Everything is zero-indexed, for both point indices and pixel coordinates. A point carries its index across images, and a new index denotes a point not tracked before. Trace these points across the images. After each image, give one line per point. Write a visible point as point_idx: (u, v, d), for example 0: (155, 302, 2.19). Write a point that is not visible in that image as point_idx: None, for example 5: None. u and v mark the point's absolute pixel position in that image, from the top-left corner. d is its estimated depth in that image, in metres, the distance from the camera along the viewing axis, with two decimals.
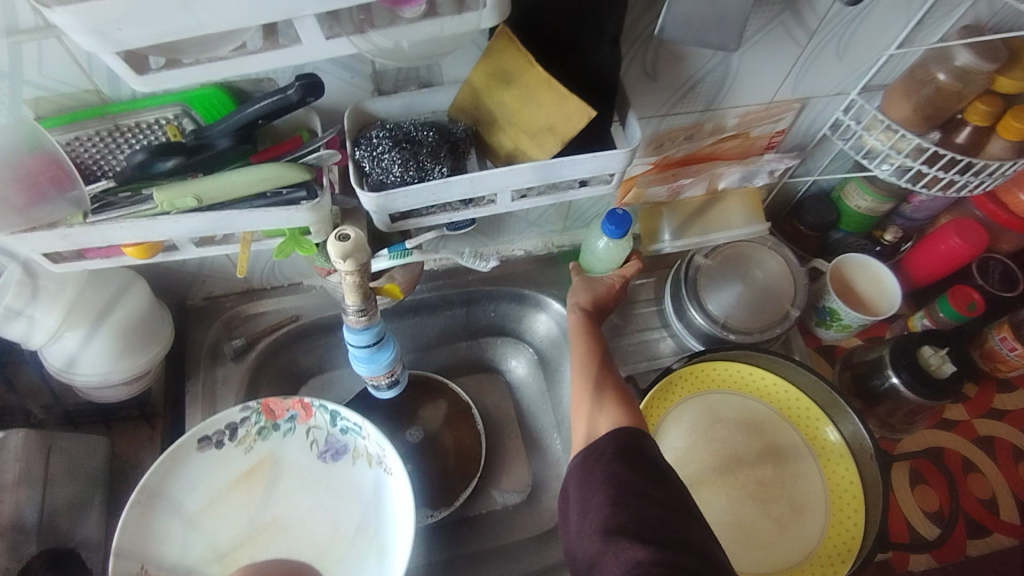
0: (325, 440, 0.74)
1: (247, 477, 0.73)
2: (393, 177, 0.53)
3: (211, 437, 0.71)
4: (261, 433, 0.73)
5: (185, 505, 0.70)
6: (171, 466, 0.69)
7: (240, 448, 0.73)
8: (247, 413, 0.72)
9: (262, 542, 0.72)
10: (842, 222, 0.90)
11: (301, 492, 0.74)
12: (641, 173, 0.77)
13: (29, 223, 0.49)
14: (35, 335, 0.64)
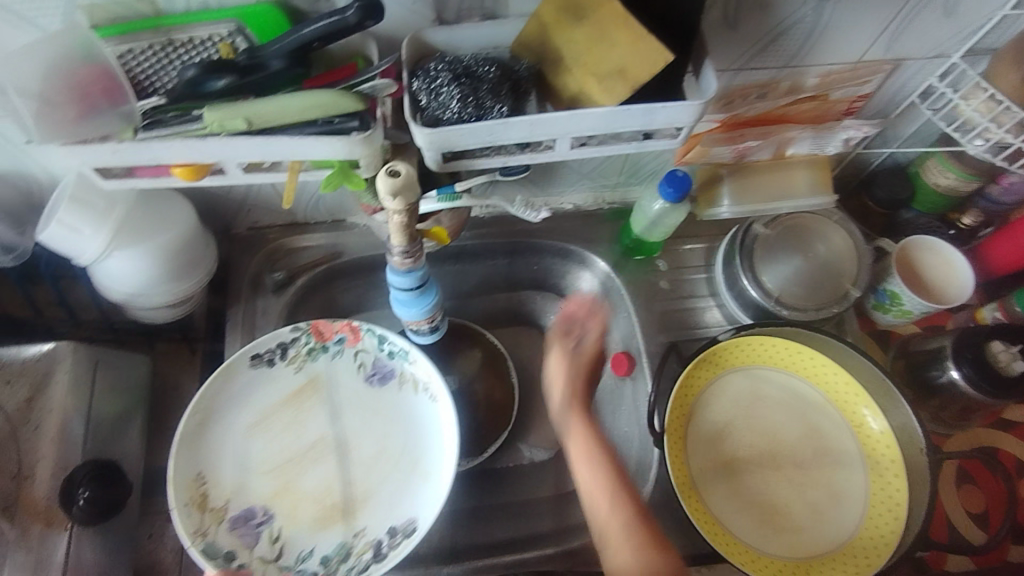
0: (372, 365, 0.75)
1: (295, 398, 0.74)
2: (450, 112, 0.51)
3: (263, 355, 0.73)
4: (310, 354, 0.75)
5: (239, 417, 0.72)
6: (225, 381, 0.71)
7: (291, 367, 0.74)
8: (297, 333, 0.74)
9: (309, 461, 0.72)
10: (916, 200, 0.84)
11: (348, 412, 0.74)
12: (707, 131, 0.72)
13: (79, 136, 0.48)
14: (84, 252, 0.64)
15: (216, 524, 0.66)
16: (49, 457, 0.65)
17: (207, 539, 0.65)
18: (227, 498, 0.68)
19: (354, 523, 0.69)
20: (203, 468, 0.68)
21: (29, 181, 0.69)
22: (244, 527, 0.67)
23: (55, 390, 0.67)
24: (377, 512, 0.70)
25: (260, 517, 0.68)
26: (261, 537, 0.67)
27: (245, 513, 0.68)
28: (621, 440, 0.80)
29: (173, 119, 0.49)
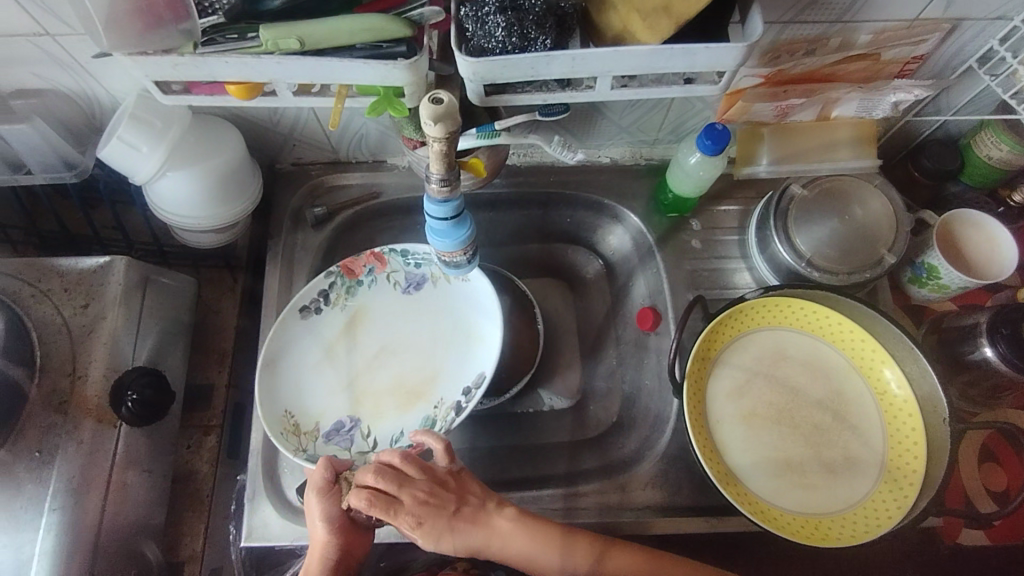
0: (405, 280, 0.82)
1: (348, 329, 0.81)
2: (495, 42, 0.52)
3: (309, 305, 0.79)
4: (349, 292, 0.80)
5: (301, 357, 0.78)
6: (283, 335, 0.77)
7: (336, 309, 0.80)
8: (331, 278, 0.79)
9: (377, 362, 0.80)
10: (965, 173, 0.82)
11: (395, 318, 0.82)
12: (751, 86, 0.71)
13: (144, 48, 0.51)
14: (139, 171, 0.67)
15: (313, 441, 0.74)
16: (102, 361, 0.70)
17: (309, 453, 0.72)
18: (318, 420, 0.76)
19: (432, 398, 0.78)
20: (289, 407, 0.75)
21: (91, 102, 0.72)
22: (339, 436, 0.75)
23: (107, 301, 0.72)
24: (447, 385, 0.78)
25: (350, 424, 0.76)
26: (356, 437, 0.75)
27: (337, 424, 0.76)
28: (641, 391, 0.82)
29: (229, 38, 0.52)
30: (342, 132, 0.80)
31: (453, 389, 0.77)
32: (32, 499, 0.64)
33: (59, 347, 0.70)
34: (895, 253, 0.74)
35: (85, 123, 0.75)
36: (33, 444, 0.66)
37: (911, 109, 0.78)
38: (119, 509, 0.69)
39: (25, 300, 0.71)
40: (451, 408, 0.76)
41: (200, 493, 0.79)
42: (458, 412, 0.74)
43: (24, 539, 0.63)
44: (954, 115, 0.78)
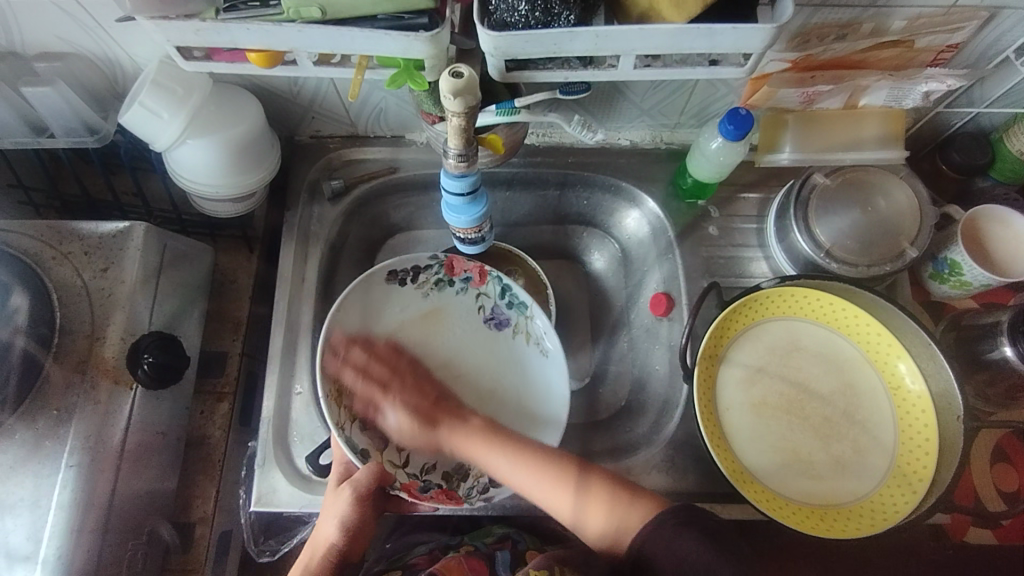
0: (490, 310, 0.82)
1: (423, 319, 0.82)
2: (518, 16, 0.51)
3: (398, 273, 0.80)
4: (438, 284, 0.82)
5: (377, 327, 0.79)
6: (367, 285, 0.79)
7: (419, 291, 0.82)
8: (432, 261, 0.81)
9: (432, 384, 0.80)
10: (994, 168, 0.80)
11: (470, 347, 0.82)
12: (777, 71, 0.69)
13: (166, 12, 0.51)
14: (160, 137, 0.68)
15: (351, 421, 0.72)
16: (120, 324, 0.71)
17: (346, 433, 0.71)
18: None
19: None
20: (341, 365, 0.74)
21: (113, 67, 0.73)
22: (372, 430, 0.74)
23: (127, 266, 0.73)
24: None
25: None
26: (389, 443, 0.74)
27: (375, 418, 0.75)
28: (651, 376, 0.81)
29: (251, 6, 0.51)
30: (360, 104, 0.79)
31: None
32: (50, 455, 0.66)
33: (79, 308, 0.71)
34: (918, 247, 0.73)
35: (108, 88, 0.75)
36: (51, 402, 0.67)
37: (942, 99, 0.76)
38: (134, 469, 0.71)
39: (46, 261, 0.72)
40: (486, 472, 0.74)
41: (211, 458, 0.80)
42: (493, 484, 0.73)
43: (43, 494, 0.65)
44: (986, 108, 0.76)
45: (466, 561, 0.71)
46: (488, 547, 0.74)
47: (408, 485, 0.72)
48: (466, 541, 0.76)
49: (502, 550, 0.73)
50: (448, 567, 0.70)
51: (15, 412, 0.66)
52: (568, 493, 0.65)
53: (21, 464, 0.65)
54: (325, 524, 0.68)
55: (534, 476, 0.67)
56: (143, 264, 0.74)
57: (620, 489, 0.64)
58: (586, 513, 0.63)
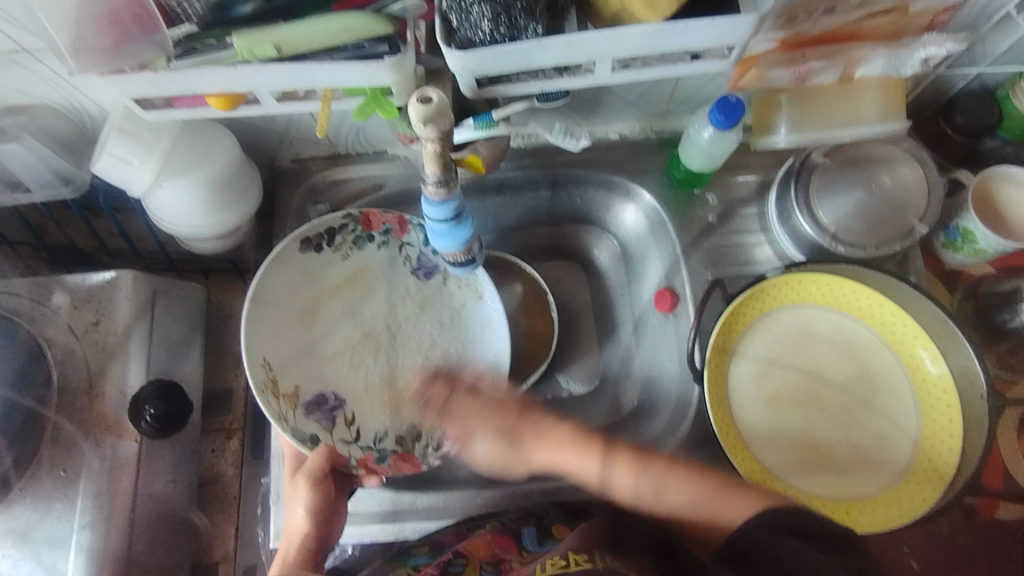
0: (417, 260, 0.81)
1: (348, 283, 0.80)
2: (483, 34, 0.48)
3: (312, 239, 0.77)
4: (356, 243, 0.79)
5: (298, 303, 0.77)
6: (281, 263, 0.75)
7: (339, 255, 0.79)
8: (347, 220, 0.77)
9: (368, 348, 0.79)
10: (1002, 127, 0.77)
11: (398, 301, 0.81)
12: (765, 52, 0.66)
13: (116, 67, 0.49)
14: (135, 184, 0.66)
15: (293, 409, 0.73)
16: (117, 376, 0.71)
17: (291, 424, 0.71)
18: (296, 385, 0.75)
19: (418, 409, 0.77)
20: (267, 355, 0.73)
21: (80, 114, 0.70)
22: (318, 412, 0.75)
23: (118, 313, 0.72)
24: None
25: (334, 402, 0.76)
26: (337, 419, 0.75)
27: (318, 398, 0.75)
28: (662, 375, 0.79)
29: (210, 46, 0.49)
30: (337, 126, 0.76)
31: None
32: (63, 515, 0.66)
33: (74, 363, 0.70)
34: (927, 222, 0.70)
35: (78, 135, 0.73)
36: (58, 463, 0.67)
37: (941, 63, 0.72)
38: (148, 517, 0.71)
39: (36, 319, 0.71)
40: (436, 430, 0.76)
41: (226, 495, 0.79)
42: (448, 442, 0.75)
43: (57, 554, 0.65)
44: (991, 66, 0.72)
45: (493, 536, 0.67)
46: (514, 522, 0.69)
47: (364, 461, 0.72)
48: (494, 512, 0.71)
49: (527, 524, 0.68)
50: (475, 545, 0.67)
51: (22, 476, 0.66)
52: (597, 460, 0.60)
53: (34, 526, 0.65)
54: (295, 516, 0.64)
55: (572, 450, 0.60)
56: (134, 311, 0.73)
57: (651, 461, 0.59)
58: (617, 478, 0.59)
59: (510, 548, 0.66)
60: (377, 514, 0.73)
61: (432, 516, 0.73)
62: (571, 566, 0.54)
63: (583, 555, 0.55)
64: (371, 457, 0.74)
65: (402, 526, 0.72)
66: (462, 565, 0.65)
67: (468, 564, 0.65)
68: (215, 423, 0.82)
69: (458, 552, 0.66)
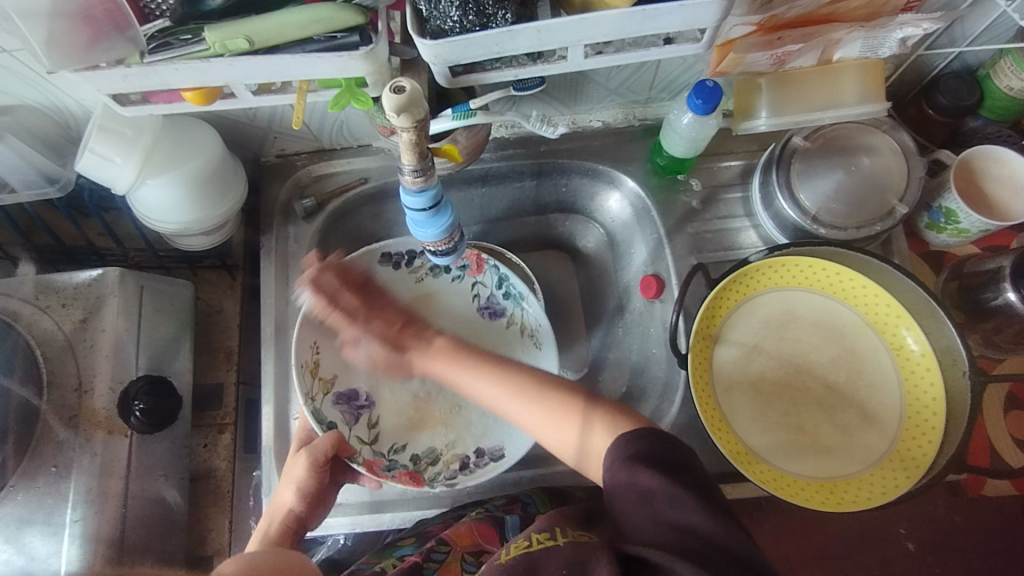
0: (485, 299, 0.82)
1: (415, 303, 0.81)
2: (453, 23, 0.48)
3: (391, 256, 0.80)
4: (434, 271, 0.81)
5: None
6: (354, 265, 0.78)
7: (412, 275, 0.81)
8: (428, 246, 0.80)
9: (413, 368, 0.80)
10: (983, 106, 0.77)
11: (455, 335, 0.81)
12: (742, 36, 0.65)
13: (91, 62, 0.49)
14: (119, 181, 0.66)
15: (322, 393, 0.74)
16: (106, 373, 0.71)
17: (315, 405, 0.73)
18: (334, 374, 0.77)
19: (444, 436, 0.78)
20: (317, 339, 0.75)
21: (63, 113, 0.71)
22: (346, 405, 0.76)
23: (107, 310, 0.72)
24: (467, 433, 0.78)
25: (362, 401, 0.77)
26: (360, 418, 0.76)
27: (349, 393, 0.77)
28: (649, 361, 0.80)
29: (182, 40, 0.49)
30: (319, 119, 0.76)
31: (471, 441, 0.77)
32: (54, 512, 0.66)
33: (63, 361, 0.71)
34: (908, 203, 0.70)
35: (61, 134, 0.73)
36: (48, 459, 0.68)
37: (921, 43, 0.72)
38: (140, 511, 0.71)
39: (25, 318, 0.72)
40: (456, 460, 0.76)
41: (219, 489, 0.80)
42: (461, 473, 0.74)
43: (50, 549, 0.66)
44: (970, 46, 0.73)
45: (476, 526, 0.67)
46: (499, 509, 0.69)
47: (372, 462, 0.73)
48: (481, 502, 0.72)
49: (511, 513, 0.68)
50: (459, 534, 0.66)
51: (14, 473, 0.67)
52: (576, 424, 0.58)
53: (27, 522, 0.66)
54: (284, 490, 0.66)
55: (540, 416, 0.60)
56: (121, 308, 0.73)
57: (630, 426, 0.55)
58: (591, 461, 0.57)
59: (494, 539, 0.66)
60: (366, 504, 0.74)
61: (422, 505, 0.74)
62: (534, 545, 0.52)
63: (546, 533, 0.53)
64: (381, 461, 0.74)
65: (391, 516, 0.73)
66: (445, 552, 0.65)
67: (450, 553, 0.65)
68: (208, 418, 0.82)
69: (442, 539, 0.66)
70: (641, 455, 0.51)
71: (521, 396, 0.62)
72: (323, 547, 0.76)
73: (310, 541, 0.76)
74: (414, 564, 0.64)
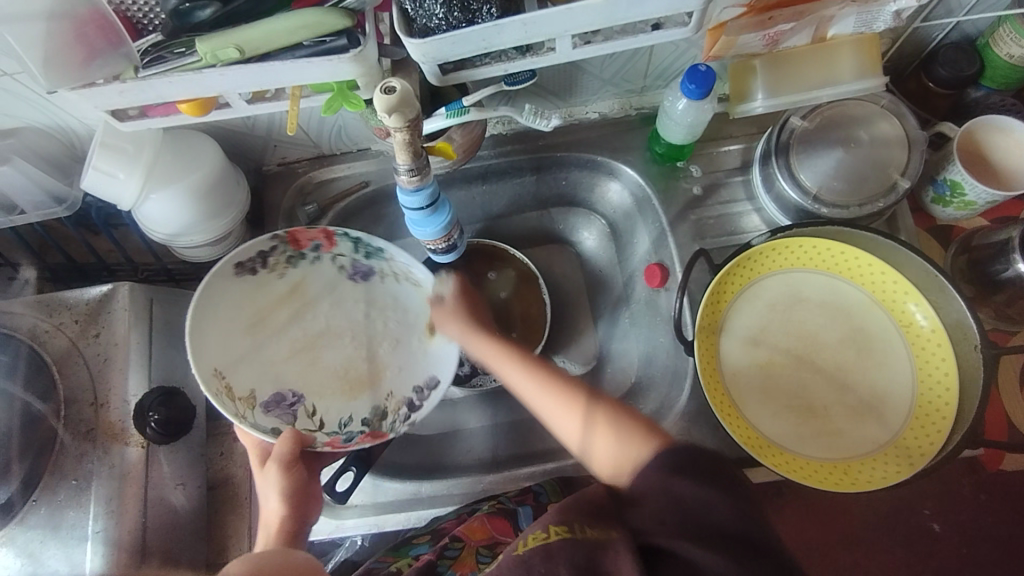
0: (352, 266, 0.78)
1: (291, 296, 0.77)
2: (438, 20, 0.49)
3: (246, 264, 0.72)
4: (291, 261, 0.75)
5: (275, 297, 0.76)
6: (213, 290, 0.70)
7: (274, 274, 0.75)
8: (275, 242, 0.73)
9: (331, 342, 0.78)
10: (985, 76, 0.76)
11: (338, 303, 0.79)
12: (732, 19, 0.64)
13: (87, 80, 0.50)
14: (124, 197, 0.67)
15: (250, 410, 0.71)
16: (121, 386, 0.72)
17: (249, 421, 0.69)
18: (252, 388, 0.72)
19: (381, 388, 0.77)
20: (219, 364, 0.70)
21: (66, 133, 0.72)
22: (278, 409, 0.73)
23: (120, 324, 0.73)
24: (394, 376, 0.78)
25: (292, 398, 0.74)
26: (297, 412, 0.74)
27: (276, 397, 0.73)
28: (656, 350, 0.79)
29: (176, 53, 0.50)
30: (316, 125, 0.77)
31: (405, 384, 0.77)
32: (76, 523, 0.68)
33: (79, 375, 0.72)
34: (909, 177, 0.70)
35: (67, 154, 0.75)
36: (70, 472, 0.69)
37: (917, 15, 0.71)
38: (159, 523, 0.72)
39: (41, 336, 0.74)
40: (401, 404, 0.76)
41: (238, 496, 0.80)
42: (411, 412, 0.75)
43: (74, 560, 0.67)
44: (968, 15, 0.71)
45: (488, 519, 0.68)
46: (511, 501, 0.70)
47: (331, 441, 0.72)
48: (492, 496, 0.73)
49: (524, 504, 0.69)
50: (472, 528, 0.67)
51: (37, 487, 0.69)
52: (578, 421, 0.60)
53: (50, 535, 0.68)
54: (267, 504, 0.64)
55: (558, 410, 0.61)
56: (134, 320, 0.74)
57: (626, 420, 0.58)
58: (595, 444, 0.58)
59: (506, 531, 0.67)
60: (381, 504, 0.74)
61: (437, 503, 0.74)
62: (552, 537, 0.50)
63: (563, 526, 0.51)
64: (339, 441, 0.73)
65: (407, 515, 0.74)
66: (458, 548, 0.65)
67: (464, 547, 0.65)
68: (223, 427, 0.83)
69: (454, 536, 0.66)
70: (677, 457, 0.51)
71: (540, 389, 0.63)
72: (342, 548, 0.76)
73: (328, 543, 0.77)
74: (428, 562, 0.63)
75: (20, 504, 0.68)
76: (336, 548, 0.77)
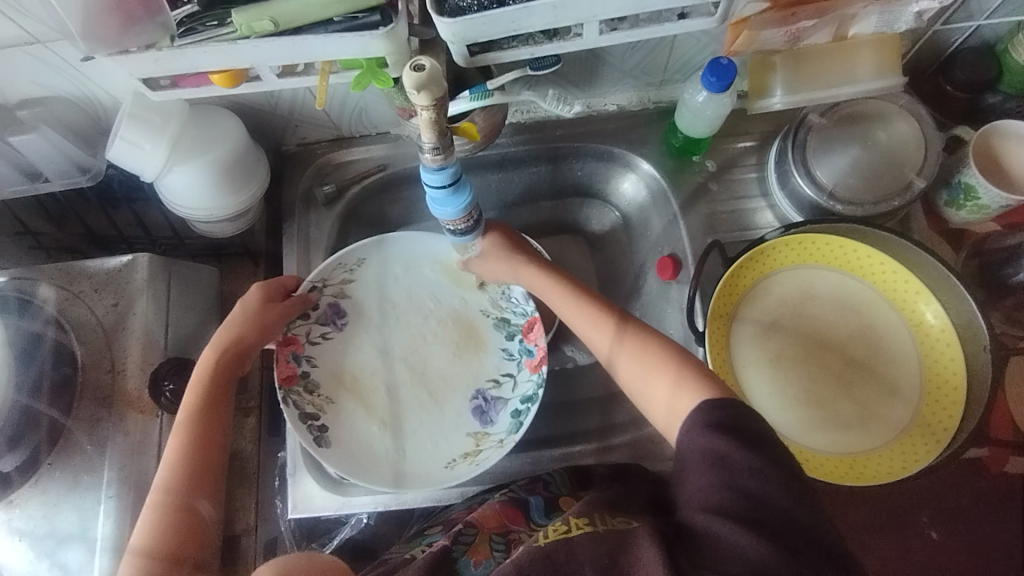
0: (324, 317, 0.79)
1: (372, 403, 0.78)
2: (470, 0, 0.50)
3: (314, 433, 0.74)
4: (305, 377, 0.77)
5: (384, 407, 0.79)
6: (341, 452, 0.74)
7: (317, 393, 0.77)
8: (285, 397, 0.74)
9: (416, 339, 0.81)
10: (1002, 81, 0.76)
11: (385, 317, 0.81)
12: (755, 14, 0.66)
13: (123, 47, 0.51)
14: (149, 168, 0.68)
15: (477, 451, 0.75)
16: (137, 355, 0.73)
17: (482, 453, 0.75)
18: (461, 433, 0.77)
19: (481, 328, 0.81)
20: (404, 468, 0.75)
21: (93, 105, 0.73)
22: (488, 406, 0.78)
23: (138, 294, 0.74)
24: (468, 313, 0.82)
25: (480, 398, 0.78)
26: (493, 395, 0.78)
27: (478, 406, 0.78)
28: None
29: (210, 25, 0.50)
30: (339, 105, 0.78)
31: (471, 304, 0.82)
32: (90, 489, 0.69)
33: (96, 344, 0.73)
34: (925, 178, 0.70)
35: (92, 126, 0.76)
36: (85, 438, 0.70)
37: (937, 18, 0.72)
38: None
39: (60, 304, 0.75)
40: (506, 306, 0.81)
41: (247, 471, 0.82)
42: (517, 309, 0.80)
43: (86, 524, 0.68)
44: (988, 19, 0.72)
45: (502, 508, 0.68)
46: (524, 491, 0.71)
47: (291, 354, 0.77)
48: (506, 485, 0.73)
49: (535, 494, 0.70)
50: (485, 516, 0.67)
51: (52, 451, 0.70)
52: (609, 335, 0.65)
53: (63, 499, 0.69)
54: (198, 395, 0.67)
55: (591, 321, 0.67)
56: (152, 291, 0.75)
57: (658, 345, 0.62)
58: (619, 360, 0.63)
59: (519, 519, 0.67)
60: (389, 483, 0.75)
61: (446, 484, 0.75)
62: (573, 529, 0.55)
63: (584, 519, 0.56)
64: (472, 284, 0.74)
65: (415, 495, 0.74)
66: (472, 534, 0.65)
67: (478, 535, 0.65)
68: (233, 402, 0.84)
69: (470, 523, 0.67)
70: (726, 423, 0.51)
71: (576, 303, 0.68)
72: (346, 527, 0.78)
73: (333, 521, 0.78)
74: (443, 548, 0.64)
75: (34, 468, 0.69)
76: (341, 525, 0.79)
